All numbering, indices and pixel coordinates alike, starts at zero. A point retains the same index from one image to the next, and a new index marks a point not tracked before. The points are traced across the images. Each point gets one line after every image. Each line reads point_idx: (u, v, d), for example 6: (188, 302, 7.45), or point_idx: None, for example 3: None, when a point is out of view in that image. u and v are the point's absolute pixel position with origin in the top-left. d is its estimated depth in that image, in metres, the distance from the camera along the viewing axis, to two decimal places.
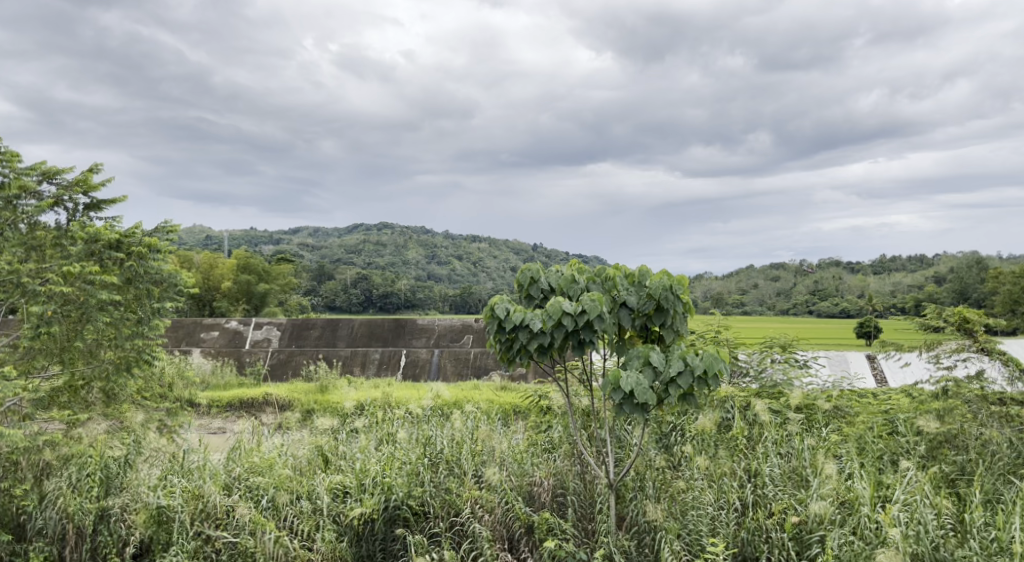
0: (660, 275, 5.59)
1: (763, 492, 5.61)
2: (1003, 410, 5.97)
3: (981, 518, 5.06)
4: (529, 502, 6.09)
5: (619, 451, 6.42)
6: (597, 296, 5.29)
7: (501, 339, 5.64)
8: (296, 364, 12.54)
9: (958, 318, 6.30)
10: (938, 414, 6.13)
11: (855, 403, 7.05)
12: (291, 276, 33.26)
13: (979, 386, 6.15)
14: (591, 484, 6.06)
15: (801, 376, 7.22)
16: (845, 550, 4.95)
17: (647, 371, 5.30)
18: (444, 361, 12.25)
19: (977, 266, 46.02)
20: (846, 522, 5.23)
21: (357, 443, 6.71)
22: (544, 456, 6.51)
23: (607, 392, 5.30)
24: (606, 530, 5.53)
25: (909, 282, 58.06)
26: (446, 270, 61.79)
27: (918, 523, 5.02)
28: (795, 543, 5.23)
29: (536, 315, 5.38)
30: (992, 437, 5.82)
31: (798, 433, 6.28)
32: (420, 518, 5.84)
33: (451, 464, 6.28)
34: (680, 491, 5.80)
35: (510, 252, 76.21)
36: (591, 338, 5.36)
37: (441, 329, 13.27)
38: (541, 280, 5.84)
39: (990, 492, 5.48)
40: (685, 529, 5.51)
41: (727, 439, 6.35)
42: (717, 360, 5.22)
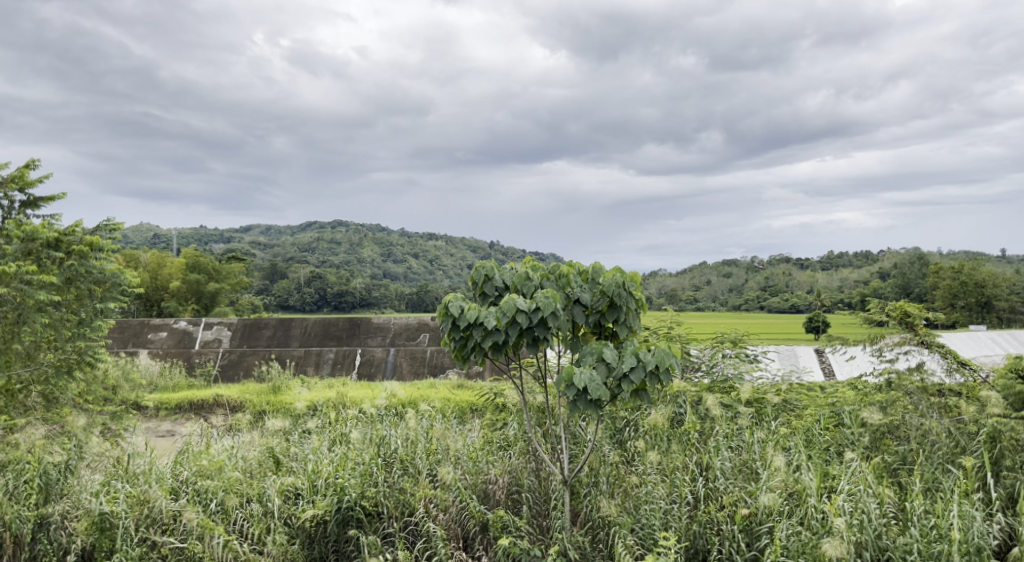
0: (614, 271, 5.63)
1: (715, 485, 5.70)
2: (942, 401, 6.20)
3: (921, 506, 5.21)
4: (484, 500, 6.07)
5: (574, 447, 6.46)
6: (551, 293, 5.31)
7: (455, 337, 5.62)
8: (247, 364, 12.31)
9: (900, 313, 6.48)
10: (881, 405, 6.32)
11: (804, 396, 7.21)
12: (243, 276, 32.63)
13: (920, 378, 6.41)
14: (546, 481, 6.08)
15: (751, 370, 7.35)
16: (793, 541, 5.06)
17: (601, 367, 5.34)
18: (401, 360, 12.16)
19: (919, 261, 47.60)
20: (794, 513, 5.35)
21: (309, 444, 6.62)
22: (500, 453, 6.50)
23: (561, 388, 5.32)
24: (561, 526, 5.56)
25: (855, 278, 59.74)
26: (402, 268, 61.36)
27: (862, 513, 5.17)
28: (745, 534, 5.32)
29: (490, 312, 5.37)
30: (931, 427, 5.98)
31: (748, 426, 6.40)
32: (374, 519, 5.77)
33: (405, 464, 6.24)
34: (634, 486, 5.87)
35: (466, 250, 76.08)
36: (546, 335, 5.38)
37: (397, 327, 13.18)
38: (496, 278, 5.83)
39: (930, 480, 5.62)
40: (639, 523, 5.58)
41: (679, 434, 6.43)
42: (669, 355, 5.28)
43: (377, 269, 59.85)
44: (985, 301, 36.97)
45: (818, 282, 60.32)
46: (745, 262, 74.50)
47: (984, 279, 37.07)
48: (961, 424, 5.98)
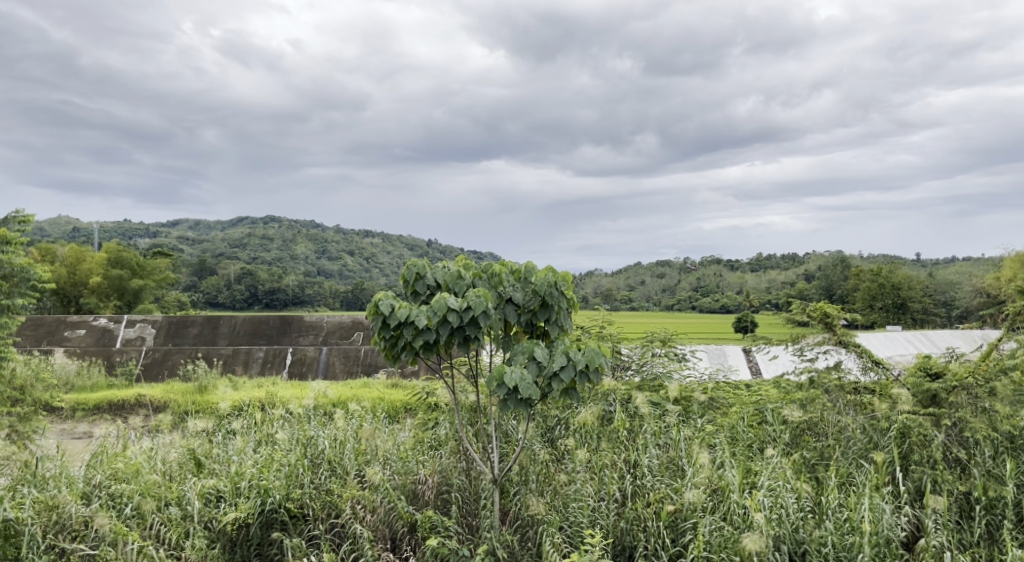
0: (545, 271, 5.64)
1: (642, 482, 5.77)
2: (858, 399, 6.43)
3: (835, 500, 5.41)
4: (412, 501, 6.00)
5: (505, 446, 6.48)
6: (483, 292, 5.28)
7: (385, 336, 5.55)
8: (172, 363, 11.90)
9: (821, 314, 6.66)
10: (801, 403, 6.51)
11: (730, 395, 7.36)
12: (169, 271, 31.56)
13: (838, 377, 6.60)
14: (476, 480, 6.07)
15: (679, 369, 7.49)
16: (716, 536, 5.17)
17: (531, 365, 5.35)
18: (333, 359, 11.95)
19: (842, 264, 49.59)
20: (717, 509, 5.46)
21: (233, 444, 6.45)
22: (430, 453, 6.45)
23: (491, 387, 5.31)
24: (489, 525, 5.56)
25: (782, 279, 61.79)
26: (339, 265, 60.44)
27: (781, 508, 5.32)
28: (670, 530, 5.42)
29: (422, 311, 5.31)
30: (847, 424, 6.23)
31: (676, 424, 6.52)
32: (299, 521, 5.67)
33: (333, 464, 6.14)
34: (563, 484, 5.91)
35: (404, 247, 75.44)
36: (477, 335, 5.36)
37: (330, 325, 12.94)
38: (428, 276, 5.77)
39: (844, 475, 5.83)
40: (567, 521, 5.62)
41: (608, 432, 6.50)
42: (598, 354, 5.31)
43: (313, 266, 58.77)
44: (901, 303, 38.82)
45: (748, 283, 62.17)
46: (678, 262, 76.28)
47: (900, 281, 38.93)
48: (874, 421, 6.22)
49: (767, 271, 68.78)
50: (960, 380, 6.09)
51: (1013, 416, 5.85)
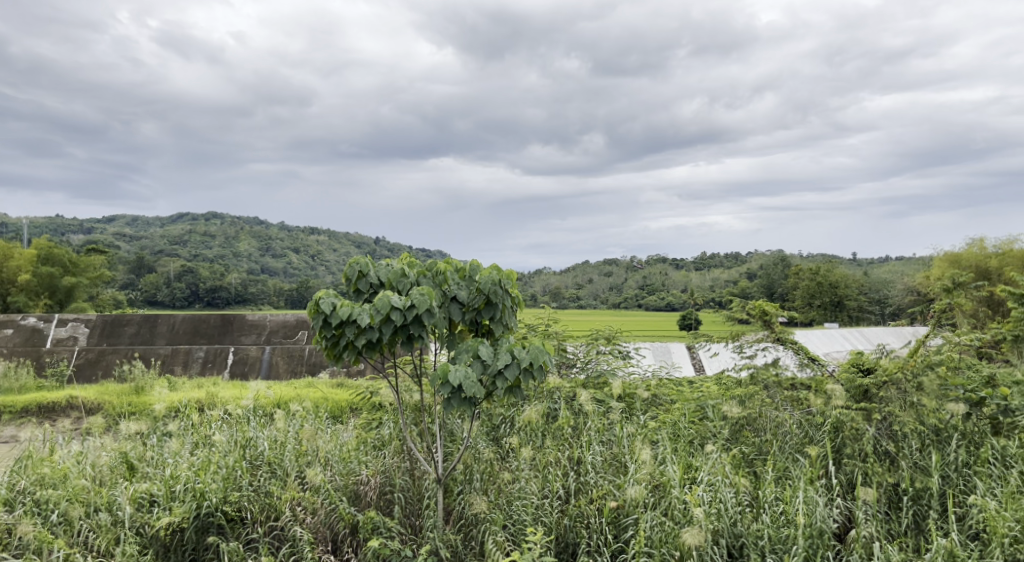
0: (490, 269, 5.61)
1: (585, 479, 5.80)
2: (794, 394, 6.61)
3: (772, 494, 5.52)
4: (354, 502, 5.91)
5: (449, 445, 6.44)
6: (426, 290, 5.24)
7: (327, 336, 5.45)
8: (107, 364, 11.52)
9: (759, 312, 6.80)
10: (740, 399, 6.65)
11: (672, 391, 7.49)
12: (104, 269, 30.48)
13: (776, 372, 6.77)
14: (419, 480, 6.01)
15: (623, 366, 7.56)
16: (656, 531, 5.23)
17: (475, 364, 5.32)
18: (277, 359, 11.74)
19: (783, 263, 50.95)
20: (658, 505, 5.51)
21: (168, 447, 6.26)
22: (373, 453, 6.36)
23: (435, 386, 5.26)
24: (432, 525, 5.52)
25: (726, 277, 63.08)
26: (286, 264, 59.37)
27: (719, 502, 5.42)
28: (612, 526, 5.46)
29: (364, 309, 5.24)
30: (784, 419, 6.42)
31: (619, 420, 6.57)
32: (237, 524, 5.53)
33: (273, 466, 6.02)
34: (507, 483, 5.90)
35: (352, 245, 74.61)
36: (420, 333, 5.31)
37: (273, 324, 12.70)
38: (370, 274, 5.66)
39: (781, 469, 5.96)
40: (510, 519, 5.62)
41: (553, 429, 6.52)
42: (542, 352, 5.32)
43: (258, 264, 57.58)
44: (838, 301, 40.08)
45: (694, 281, 63.28)
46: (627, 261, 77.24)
47: (838, 280, 40.18)
48: (810, 416, 6.45)
49: (713, 270, 70.18)
50: (888, 376, 6.36)
51: (938, 410, 6.11)
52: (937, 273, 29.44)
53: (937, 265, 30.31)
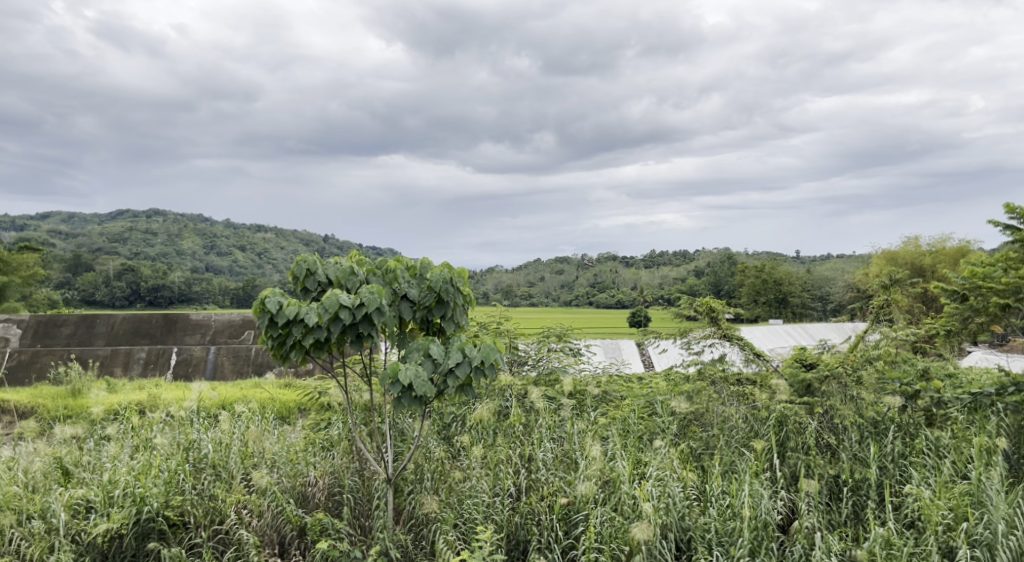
0: (441, 267, 5.57)
1: (536, 476, 5.81)
2: (740, 389, 6.68)
3: (719, 487, 5.62)
4: (302, 503, 5.83)
5: (399, 445, 6.38)
6: (376, 288, 5.17)
7: (273, 335, 5.33)
8: (42, 365, 11.08)
9: (706, 309, 6.99)
10: (688, 395, 6.77)
11: (621, 387, 7.57)
12: (36, 267, 29.25)
13: (722, 368, 6.88)
14: (369, 481, 5.94)
15: (574, 363, 7.62)
16: (606, 527, 5.27)
17: (426, 362, 5.28)
18: (222, 359, 11.48)
19: (729, 261, 52.08)
20: (608, 500, 5.55)
21: (106, 451, 6.06)
22: (321, 454, 6.25)
23: (385, 385, 5.20)
24: (382, 525, 5.47)
25: (674, 275, 64.13)
26: (231, 263, 58.01)
27: (668, 497, 5.48)
28: (563, 523, 5.48)
29: (312, 308, 5.14)
30: (731, 414, 6.52)
31: (570, 417, 6.60)
32: (179, 529, 5.38)
33: (217, 469, 5.86)
34: (458, 481, 5.87)
35: (300, 243, 73.38)
36: (370, 332, 5.24)
37: (218, 324, 12.41)
38: (318, 272, 5.54)
39: (727, 463, 6.07)
40: (461, 518, 5.60)
41: (504, 427, 6.51)
42: (494, 350, 5.30)
43: (202, 263, 56.11)
44: (782, 298, 41.17)
45: (644, 279, 64.16)
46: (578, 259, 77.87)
47: (781, 277, 41.24)
48: (755, 410, 6.56)
49: (661, 268, 71.32)
50: (831, 370, 6.47)
51: (876, 403, 6.35)
52: (875, 271, 30.49)
53: (874, 263, 31.41)
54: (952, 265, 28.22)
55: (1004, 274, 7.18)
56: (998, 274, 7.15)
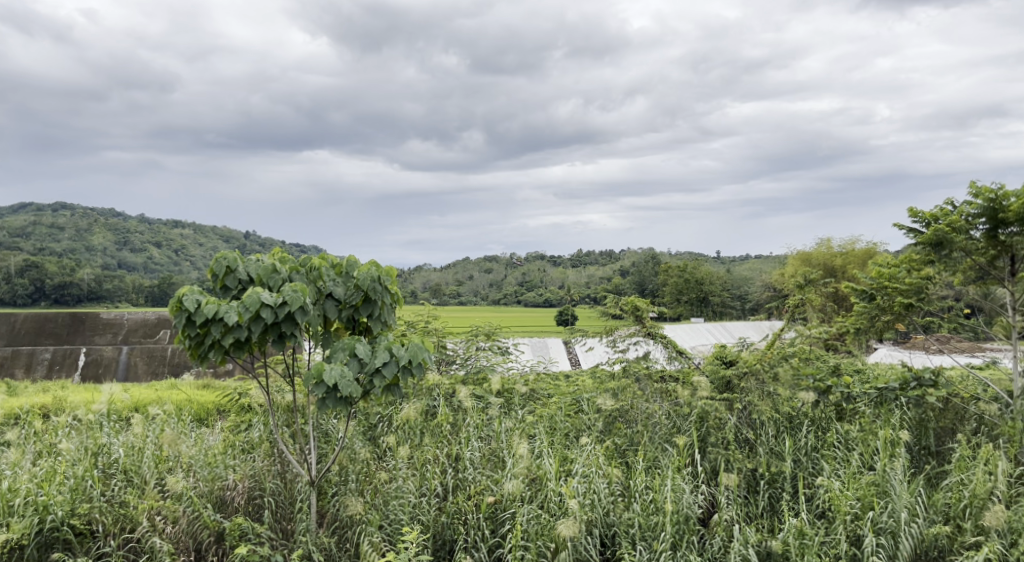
0: (369, 265, 5.48)
1: (463, 475, 5.78)
2: (663, 386, 6.88)
3: (642, 483, 5.73)
4: (220, 508, 5.62)
5: (324, 446, 6.25)
6: (300, 287, 5.03)
7: (190, 334, 5.12)
8: None
9: (632, 307, 7.16)
10: (613, 392, 6.89)
11: (549, 386, 7.63)
12: None
13: (646, 365, 7.05)
14: (291, 483, 5.79)
15: (502, 362, 7.64)
16: (533, 524, 5.29)
17: (352, 362, 5.17)
18: (135, 360, 11.02)
19: (653, 261, 53.28)
20: (535, 498, 5.57)
21: (5, 458, 5.70)
22: (242, 457, 6.05)
23: (309, 385, 5.07)
24: (305, 528, 5.34)
25: (600, 275, 65.12)
26: (145, 259, 55.52)
27: (593, 493, 5.56)
28: (489, 521, 5.47)
29: (232, 307, 4.96)
30: (654, 410, 6.68)
31: (497, 416, 6.59)
32: (86, 538, 5.11)
33: (129, 474, 5.60)
34: (383, 482, 5.78)
35: (219, 240, 70.92)
36: (293, 331, 5.09)
37: (131, 323, 11.86)
38: (239, 270, 5.35)
39: (651, 459, 6.18)
40: (387, 519, 5.53)
41: (432, 427, 6.44)
42: (421, 350, 5.24)
43: (113, 259, 53.47)
44: (703, 297, 42.40)
45: (570, 278, 64.88)
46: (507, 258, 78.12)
47: (703, 276, 42.45)
48: (677, 407, 6.72)
49: (588, 268, 72.29)
50: (750, 367, 6.80)
51: (791, 398, 6.62)
52: (790, 272, 31.78)
53: (790, 264, 32.75)
54: (860, 268, 29.73)
55: (908, 275, 7.36)
56: (902, 274, 7.38)
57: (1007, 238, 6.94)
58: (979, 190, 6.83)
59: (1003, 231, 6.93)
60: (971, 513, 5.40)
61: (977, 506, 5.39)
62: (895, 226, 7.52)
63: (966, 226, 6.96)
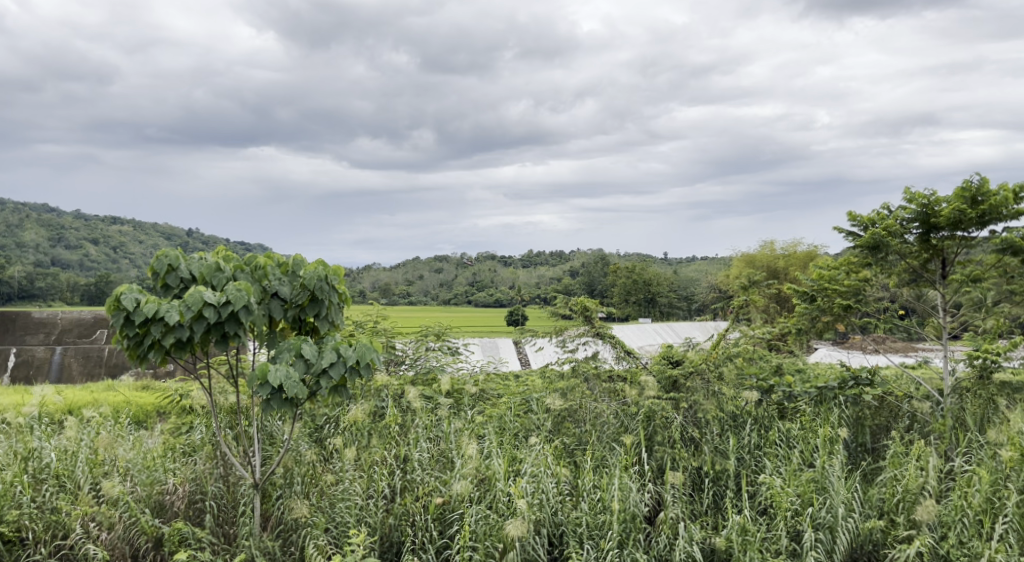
0: (316, 264, 5.39)
1: (411, 477, 5.72)
2: (611, 386, 6.95)
3: (590, 482, 5.77)
4: (158, 513, 5.45)
5: (268, 448, 6.13)
6: (244, 286, 4.91)
7: (128, 335, 4.95)
8: None
9: (581, 308, 7.21)
10: (562, 392, 6.94)
11: (499, 386, 7.62)
12: None
13: (595, 365, 7.12)
14: (234, 487, 5.66)
15: (452, 362, 7.61)
16: (481, 525, 5.28)
17: (298, 363, 5.07)
18: (69, 360, 10.62)
19: (602, 262, 53.79)
20: (483, 498, 5.56)
21: None
22: (182, 460, 5.88)
23: (253, 386, 4.96)
24: (248, 532, 5.22)
25: (551, 275, 65.43)
26: (81, 257, 53.49)
27: (541, 493, 5.58)
28: (437, 522, 5.45)
29: (173, 306, 4.81)
30: (602, 410, 6.73)
31: (447, 417, 6.54)
32: (16, 545, 4.96)
33: (62, 480, 5.41)
34: (330, 485, 5.70)
35: (160, 237, 68.85)
36: (237, 331, 4.97)
37: (65, 322, 11.42)
38: (181, 268, 5.20)
39: (599, 458, 6.24)
40: (333, 521, 5.45)
41: (380, 428, 6.36)
42: (369, 350, 5.18)
43: (46, 256, 51.38)
44: (651, 298, 43.03)
45: (521, 278, 65.06)
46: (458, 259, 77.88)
47: (651, 277, 43.06)
48: (625, 406, 6.79)
49: (539, 268, 72.60)
50: (695, 366, 6.90)
51: (735, 397, 6.77)
52: (735, 273, 32.49)
53: (735, 265, 33.48)
54: (802, 270, 30.63)
55: (847, 277, 7.63)
56: (841, 276, 7.63)
57: (938, 242, 7.25)
58: (913, 196, 7.11)
59: (935, 235, 7.22)
60: (904, 507, 5.60)
61: (909, 501, 5.60)
62: (836, 228, 7.74)
63: (901, 231, 7.23)
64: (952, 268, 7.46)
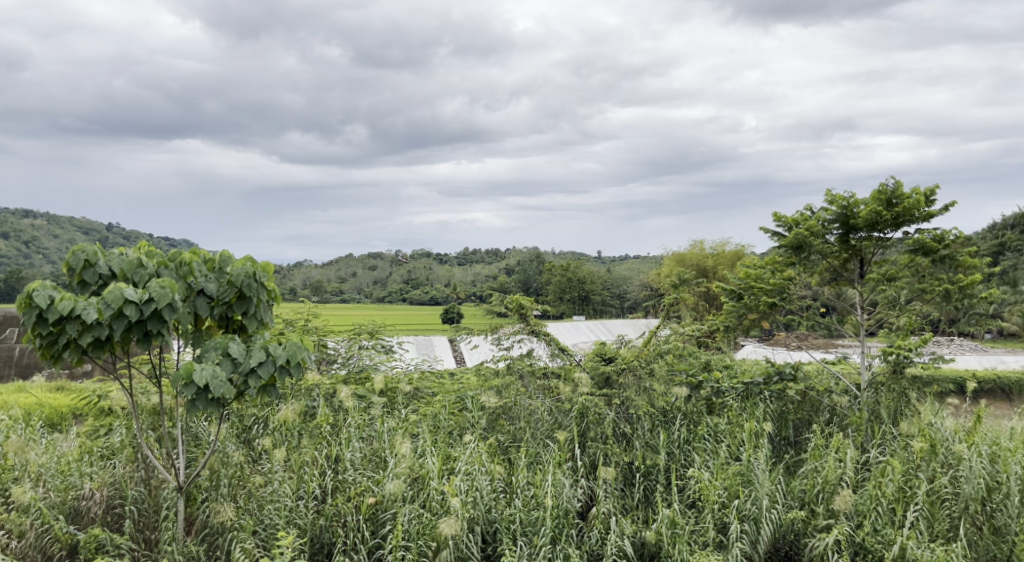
0: (243, 261, 5.23)
1: (344, 477, 5.62)
2: (546, 383, 7.01)
3: (524, 479, 5.80)
4: (73, 519, 5.21)
5: (193, 450, 5.92)
6: (168, 282, 4.71)
7: (42, 333, 4.70)
8: None
9: (516, 305, 7.22)
10: (497, 389, 6.95)
11: (434, 384, 7.61)
12: None
13: (530, 362, 7.15)
14: (156, 490, 5.44)
15: (387, 360, 7.57)
16: (414, 524, 5.24)
17: (224, 362, 4.91)
18: None
19: (538, 260, 54.14)
20: (416, 497, 5.52)
21: None
22: (101, 464, 5.61)
23: (177, 386, 4.77)
24: (171, 537, 5.02)
25: (486, 273, 65.41)
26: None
27: (476, 490, 5.58)
28: (370, 522, 5.37)
29: (90, 303, 4.59)
30: (536, 407, 6.77)
31: (380, 416, 6.45)
32: None
33: None
34: (258, 486, 5.55)
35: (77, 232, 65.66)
36: (160, 330, 4.77)
37: None
38: (99, 263, 4.97)
39: (532, 455, 6.26)
40: (261, 524, 5.31)
41: (311, 428, 6.23)
42: (300, 349, 5.05)
43: None
44: (585, 296, 43.56)
45: (457, 276, 64.86)
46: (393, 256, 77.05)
47: (585, 276, 43.59)
48: (559, 403, 6.86)
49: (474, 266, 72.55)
50: (627, 363, 7.05)
51: (665, 393, 6.97)
52: (665, 271, 33.20)
53: (666, 264, 34.21)
54: (729, 269, 31.61)
55: (772, 276, 7.88)
56: (767, 275, 7.89)
57: (856, 242, 7.62)
58: (834, 198, 7.42)
59: (854, 236, 7.58)
60: (823, 497, 5.85)
61: (829, 491, 5.85)
62: (762, 229, 8.04)
63: (822, 231, 7.56)
64: (869, 267, 7.82)
